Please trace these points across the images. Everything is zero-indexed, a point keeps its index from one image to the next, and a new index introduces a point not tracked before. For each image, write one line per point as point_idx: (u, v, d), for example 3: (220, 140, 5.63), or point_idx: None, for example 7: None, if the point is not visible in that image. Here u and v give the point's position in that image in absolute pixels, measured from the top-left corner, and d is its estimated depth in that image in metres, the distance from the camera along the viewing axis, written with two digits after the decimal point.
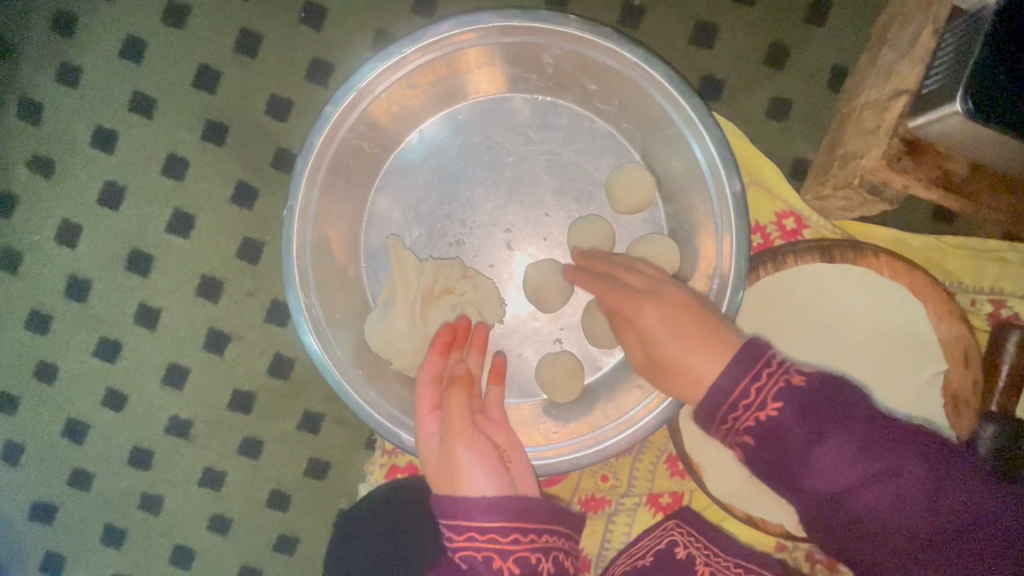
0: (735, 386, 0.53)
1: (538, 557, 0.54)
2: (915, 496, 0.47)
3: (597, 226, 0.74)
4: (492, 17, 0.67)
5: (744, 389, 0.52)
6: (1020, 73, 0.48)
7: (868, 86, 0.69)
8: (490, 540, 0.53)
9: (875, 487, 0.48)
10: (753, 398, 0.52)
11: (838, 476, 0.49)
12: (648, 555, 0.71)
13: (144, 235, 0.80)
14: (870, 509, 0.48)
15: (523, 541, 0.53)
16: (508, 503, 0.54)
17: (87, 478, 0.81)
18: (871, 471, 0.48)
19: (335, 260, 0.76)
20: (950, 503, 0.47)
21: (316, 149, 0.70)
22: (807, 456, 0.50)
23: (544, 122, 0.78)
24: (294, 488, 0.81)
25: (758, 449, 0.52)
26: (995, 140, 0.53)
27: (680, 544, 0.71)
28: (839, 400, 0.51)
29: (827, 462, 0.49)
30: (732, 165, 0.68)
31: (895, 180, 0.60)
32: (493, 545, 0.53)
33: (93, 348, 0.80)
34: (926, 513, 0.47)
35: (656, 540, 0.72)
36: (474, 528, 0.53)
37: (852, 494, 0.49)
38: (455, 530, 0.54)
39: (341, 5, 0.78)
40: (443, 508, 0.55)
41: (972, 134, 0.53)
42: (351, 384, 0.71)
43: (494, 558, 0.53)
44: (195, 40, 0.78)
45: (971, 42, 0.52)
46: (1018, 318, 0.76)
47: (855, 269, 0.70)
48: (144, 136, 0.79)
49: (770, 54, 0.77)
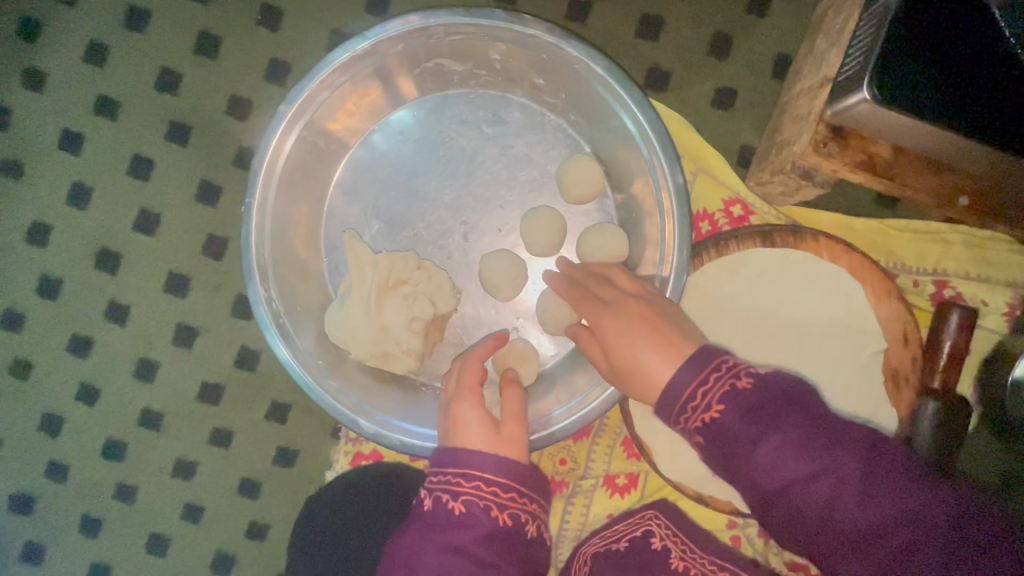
0: (685, 390, 0.54)
1: (526, 519, 0.57)
2: (856, 492, 0.48)
3: (548, 216, 0.76)
4: (438, 15, 0.69)
5: (693, 391, 0.53)
6: (918, 61, 0.52)
7: (804, 75, 0.71)
8: (493, 494, 0.56)
9: (815, 483, 0.49)
10: (702, 400, 0.53)
11: (772, 472, 0.50)
12: (622, 540, 0.76)
13: (112, 234, 0.82)
14: (811, 505, 0.49)
15: (516, 503, 0.57)
16: (518, 467, 0.58)
17: (64, 470, 0.84)
18: (800, 467, 0.49)
19: (295, 254, 0.78)
20: (888, 501, 0.47)
21: (271, 146, 0.72)
22: (743, 452, 0.51)
23: (496, 116, 0.80)
24: (263, 476, 0.84)
25: (707, 448, 0.53)
26: (907, 125, 0.55)
27: (655, 535, 0.75)
28: (782, 398, 0.51)
29: (769, 459, 0.50)
30: (673, 154, 0.70)
31: (824, 165, 0.63)
32: (493, 499, 0.56)
33: (65, 344, 0.83)
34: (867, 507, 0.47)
35: (632, 527, 0.77)
36: (482, 478, 0.57)
37: (794, 491, 0.49)
38: (466, 478, 0.57)
39: (296, 7, 0.80)
40: (461, 457, 0.58)
41: (887, 119, 0.56)
42: (312, 374, 0.73)
43: (494, 511, 0.56)
44: (156, 44, 0.81)
45: (878, 30, 0.54)
46: (960, 298, 0.78)
47: (796, 253, 0.73)
48: (109, 138, 0.82)
49: (715, 45, 0.79)
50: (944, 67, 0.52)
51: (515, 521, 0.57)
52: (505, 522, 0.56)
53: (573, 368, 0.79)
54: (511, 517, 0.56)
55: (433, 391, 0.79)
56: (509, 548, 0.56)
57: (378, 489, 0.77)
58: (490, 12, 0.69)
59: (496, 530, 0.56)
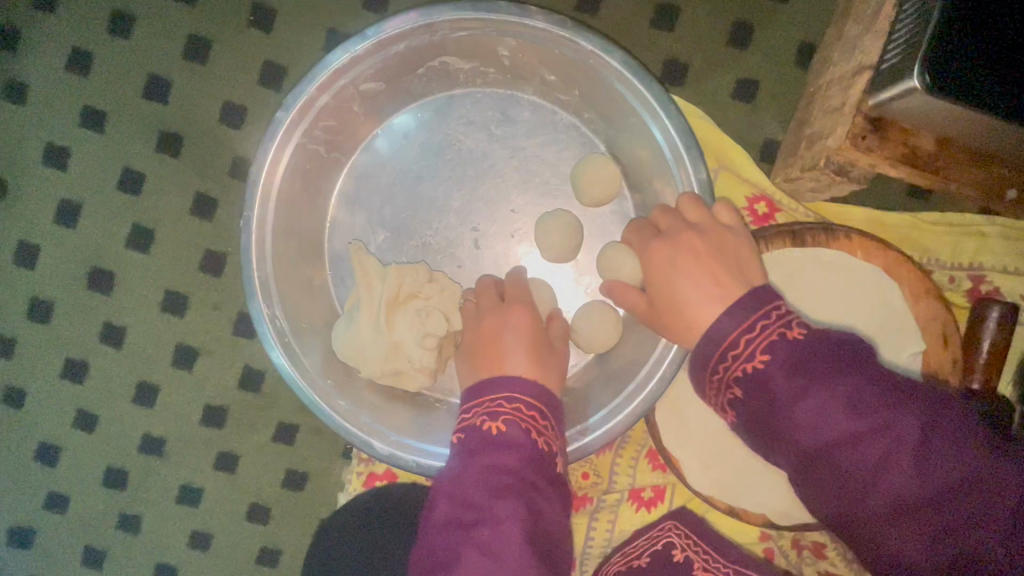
0: (727, 338, 0.50)
1: (557, 453, 0.55)
2: (905, 452, 0.45)
3: (564, 220, 0.72)
4: (444, 11, 0.65)
5: (734, 340, 0.50)
6: (972, 48, 0.48)
7: (833, 63, 0.66)
8: (531, 417, 0.55)
9: (861, 445, 0.45)
10: (744, 349, 0.49)
11: (817, 430, 0.46)
12: (642, 556, 0.72)
13: (104, 253, 0.78)
14: (851, 466, 0.46)
15: (549, 432, 0.56)
16: (548, 395, 0.57)
17: (63, 500, 0.80)
18: (850, 425, 0.45)
19: (299, 268, 0.74)
20: (938, 462, 0.44)
21: (270, 156, 0.68)
22: (788, 410, 0.47)
23: (505, 116, 0.76)
24: (273, 500, 0.80)
25: (745, 402, 0.49)
26: (955, 114, 0.51)
27: (677, 547, 0.71)
28: (834, 353, 0.48)
29: (814, 416, 0.46)
30: (697, 151, 0.65)
31: (861, 159, 0.59)
32: (530, 423, 0.55)
33: (59, 370, 0.79)
34: (907, 469, 0.44)
35: (653, 541, 0.73)
36: (518, 399, 0.56)
37: (835, 451, 0.46)
38: (504, 398, 0.56)
39: (290, 6, 0.75)
40: (500, 376, 0.58)
41: (934, 108, 0.52)
42: (320, 394, 0.69)
43: (532, 432, 0.54)
44: (142, 50, 0.76)
45: (927, 14, 0.50)
46: (998, 293, 0.75)
47: (828, 253, 0.69)
48: (96, 151, 0.77)
49: (734, 34, 0.75)
50: (1001, 52, 0.47)
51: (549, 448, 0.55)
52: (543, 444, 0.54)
53: (595, 380, 0.75)
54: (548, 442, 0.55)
55: (448, 408, 0.76)
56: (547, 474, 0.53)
57: (394, 513, 0.74)
58: (499, 7, 0.65)
59: (537, 452, 0.53)
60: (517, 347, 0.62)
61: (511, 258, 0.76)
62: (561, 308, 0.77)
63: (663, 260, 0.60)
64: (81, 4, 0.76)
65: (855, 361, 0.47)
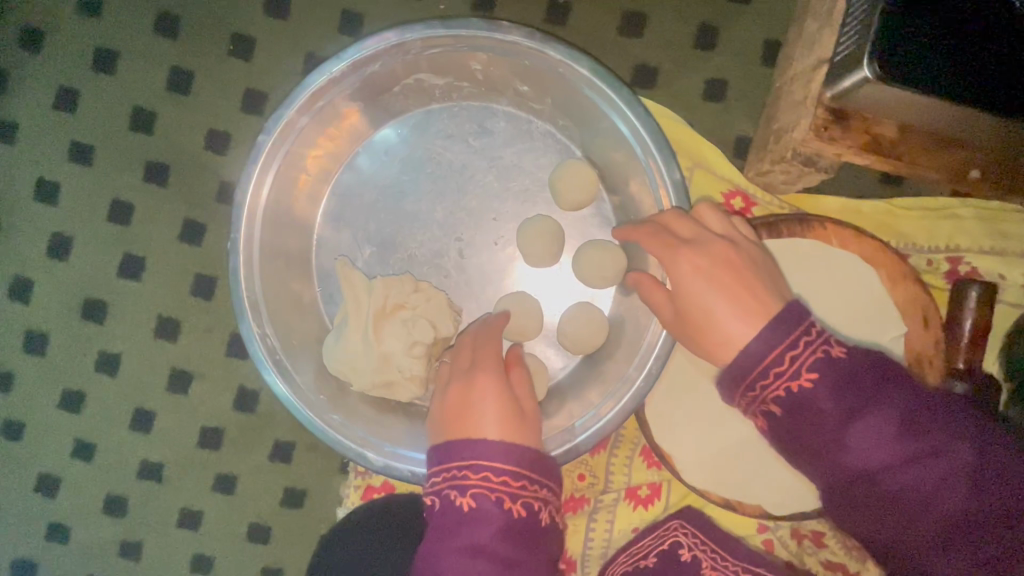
0: (769, 353, 0.51)
1: (538, 509, 0.55)
2: (952, 473, 0.48)
3: (545, 226, 0.74)
4: (414, 30, 0.67)
5: (778, 356, 0.50)
6: (916, 35, 0.49)
7: (795, 58, 0.68)
8: (501, 485, 0.54)
9: (909, 467, 0.48)
10: (789, 368, 0.50)
11: (867, 454, 0.49)
12: (650, 557, 0.74)
13: (96, 281, 0.79)
14: (899, 487, 0.48)
15: (527, 490, 0.55)
16: (521, 451, 0.56)
17: (65, 530, 0.81)
18: (898, 448, 0.48)
19: (288, 287, 0.75)
20: (980, 482, 0.48)
21: (254, 178, 0.70)
22: (838, 433, 0.49)
23: (482, 127, 0.78)
24: (272, 519, 0.81)
25: (791, 423, 0.51)
26: (908, 101, 0.53)
27: (684, 546, 0.74)
28: (881, 377, 0.50)
29: (863, 440, 0.49)
30: (668, 151, 0.67)
31: (826, 150, 0.60)
32: (502, 491, 0.54)
33: (56, 401, 0.80)
34: (956, 498, 0.47)
35: (660, 541, 0.74)
36: (484, 470, 0.55)
37: (884, 473, 0.49)
38: (471, 470, 0.55)
39: (268, 34, 0.78)
40: (468, 444, 0.56)
41: (888, 96, 0.54)
42: (313, 408, 0.70)
43: (504, 504, 0.54)
44: (127, 84, 0.78)
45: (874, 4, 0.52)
46: (976, 274, 0.76)
47: (804, 242, 0.70)
48: (86, 184, 0.79)
49: (700, 36, 0.77)
50: (944, 38, 0.49)
51: (528, 511, 0.55)
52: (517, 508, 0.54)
53: (585, 381, 0.76)
54: (524, 506, 0.54)
55: None
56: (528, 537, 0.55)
57: (391, 525, 0.74)
58: (467, 23, 0.67)
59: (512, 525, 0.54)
60: (491, 410, 0.59)
61: (495, 266, 0.78)
62: (548, 312, 0.78)
63: (688, 271, 0.58)
64: (67, 44, 0.78)
65: (898, 383, 0.50)
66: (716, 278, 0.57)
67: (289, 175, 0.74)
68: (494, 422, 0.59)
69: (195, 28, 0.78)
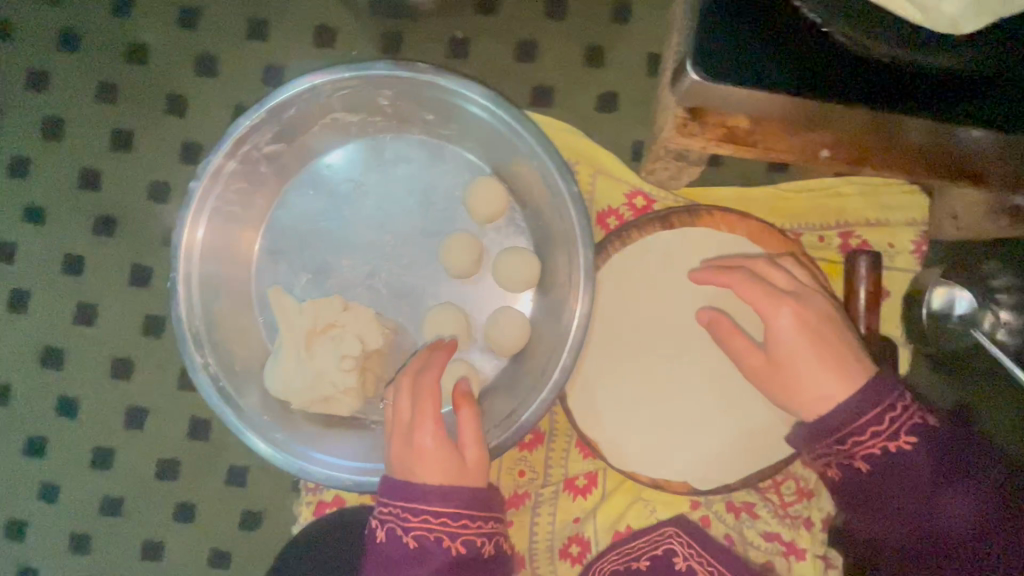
0: (851, 420, 0.60)
1: (482, 543, 0.62)
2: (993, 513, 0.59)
3: (462, 239, 0.80)
4: (315, 76, 0.74)
5: (862, 425, 0.59)
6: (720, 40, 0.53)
7: (667, 66, 0.76)
8: (439, 526, 0.61)
9: (958, 518, 0.58)
10: (864, 433, 0.59)
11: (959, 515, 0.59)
12: (642, 558, 0.76)
13: (57, 332, 0.85)
14: (947, 536, 0.59)
15: (471, 527, 0.61)
16: (458, 493, 0.62)
17: (35, 573, 0.84)
18: (955, 501, 0.59)
19: (230, 318, 0.81)
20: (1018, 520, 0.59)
21: (188, 222, 0.76)
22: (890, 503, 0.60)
23: (399, 155, 0.85)
24: (232, 543, 0.84)
25: (870, 482, 0.60)
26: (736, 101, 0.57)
27: (678, 553, 0.75)
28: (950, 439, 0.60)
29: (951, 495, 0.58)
30: (559, 160, 0.74)
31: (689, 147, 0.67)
32: (440, 529, 0.61)
33: (21, 448, 0.85)
34: (962, 534, 0.59)
35: (653, 544, 0.76)
36: (429, 512, 0.61)
37: (948, 527, 0.59)
38: (411, 514, 0.61)
39: (200, 92, 0.86)
40: (405, 488, 0.62)
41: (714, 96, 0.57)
42: (254, 427, 0.75)
43: (443, 542, 0.60)
44: (75, 148, 0.86)
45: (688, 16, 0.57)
46: (867, 245, 0.82)
47: (695, 230, 0.76)
48: (41, 242, 0.86)
49: (589, 55, 0.85)
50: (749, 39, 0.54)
51: (468, 547, 0.61)
52: (456, 544, 0.60)
53: (513, 380, 0.81)
54: (461, 543, 0.60)
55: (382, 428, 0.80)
56: (469, 568, 0.61)
57: (338, 535, 0.77)
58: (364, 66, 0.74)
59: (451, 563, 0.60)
60: (434, 460, 0.64)
61: (422, 280, 0.83)
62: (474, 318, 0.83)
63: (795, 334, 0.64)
64: (19, 118, 0.86)
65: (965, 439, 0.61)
66: (809, 331, 0.64)
67: (218, 215, 0.79)
68: (435, 471, 0.63)
69: (134, 91, 0.86)
